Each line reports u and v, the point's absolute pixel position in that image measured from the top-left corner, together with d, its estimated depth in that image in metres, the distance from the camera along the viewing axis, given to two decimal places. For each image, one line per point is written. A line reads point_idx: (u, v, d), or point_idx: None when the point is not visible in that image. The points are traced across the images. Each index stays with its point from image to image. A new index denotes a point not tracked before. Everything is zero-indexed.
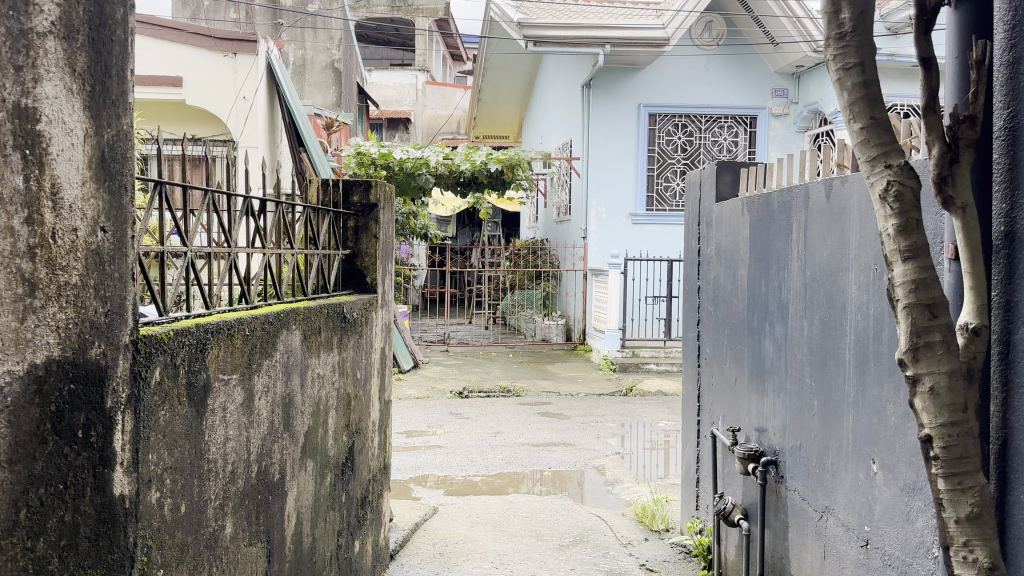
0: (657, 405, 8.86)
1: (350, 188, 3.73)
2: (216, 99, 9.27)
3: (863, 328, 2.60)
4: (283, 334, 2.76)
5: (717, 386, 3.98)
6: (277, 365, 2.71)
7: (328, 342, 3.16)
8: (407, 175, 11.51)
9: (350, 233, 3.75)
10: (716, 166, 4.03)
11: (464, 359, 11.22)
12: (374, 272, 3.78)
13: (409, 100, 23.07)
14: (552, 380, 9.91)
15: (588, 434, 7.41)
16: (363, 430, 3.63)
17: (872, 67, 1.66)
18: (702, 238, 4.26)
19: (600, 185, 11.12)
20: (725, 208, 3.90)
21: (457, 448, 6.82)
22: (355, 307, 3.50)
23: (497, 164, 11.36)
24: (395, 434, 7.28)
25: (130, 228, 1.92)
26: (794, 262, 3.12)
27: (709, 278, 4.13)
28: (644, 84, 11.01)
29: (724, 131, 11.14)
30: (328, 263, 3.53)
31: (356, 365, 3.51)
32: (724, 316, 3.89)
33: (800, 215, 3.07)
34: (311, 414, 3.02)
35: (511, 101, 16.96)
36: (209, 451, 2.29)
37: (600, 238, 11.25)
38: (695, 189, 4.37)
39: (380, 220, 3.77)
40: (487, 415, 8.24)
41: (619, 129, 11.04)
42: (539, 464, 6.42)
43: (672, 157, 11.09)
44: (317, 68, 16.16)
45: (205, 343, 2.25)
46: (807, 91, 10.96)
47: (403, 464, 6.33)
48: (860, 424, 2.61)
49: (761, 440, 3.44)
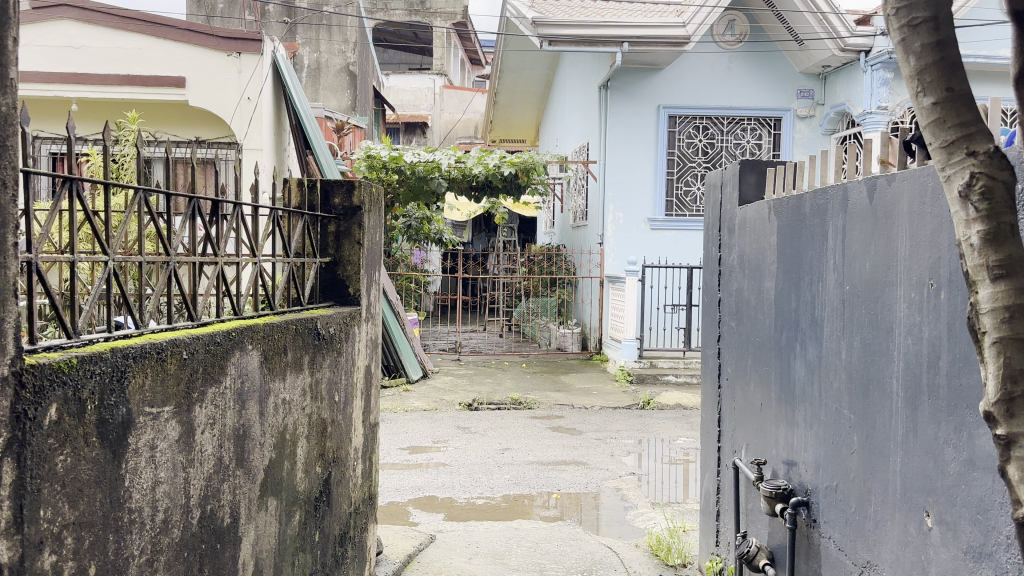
0: (676, 420, 8.42)
1: (330, 190, 3.38)
2: (219, 100, 8.94)
3: (915, 355, 2.18)
4: (236, 356, 2.39)
5: (740, 411, 3.56)
6: (227, 392, 2.35)
7: (296, 363, 2.79)
8: (418, 180, 11.16)
9: (330, 240, 3.39)
10: (739, 165, 3.63)
11: (476, 368, 10.83)
12: (357, 282, 3.39)
13: (427, 104, 22.79)
14: (566, 392, 9.50)
15: (601, 452, 6.99)
16: (343, 458, 3.26)
17: (948, 24, 1.30)
18: (723, 245, 3.85)
19: (618, 189, 10.71)
20: (749, 210, 3.50)
21: (462, 466, 6.43)
22: (334, 321, 3.13)
23: (511, 168, 11.00)
24: (397, 450, 6.90)
25: (10, 234, 1.57)
26: (829, 274, 2.70)
27: (730, 289, 3.73)
28: (663, 85, 10.60)
29: (746, 133, 10.71)
30: (302, 272, 3.16)
31: (333, 387, 3.14)
32: (747, 331, 3.48)
33: (836, 221, 2.67)
34: (274, 445, 2.66)
35: (529, 104, 16.59)
36: (131, 498, 1.92)
37: (617, 245, 10.83)
38: (715, 191, 3.97)
39: (364, 224, 3.40)
40: (496, 430, 7.84)
41: (638, 131, 10.63)
42: (547, 484, 6.01)
43: (692, 160, 10.68)
44: (331, 71, 15.88)
45: (124, 370, 1.89)
46: (834, 91, 10.50)
47: (403, 484, 5.94)
48: (911, 468, 2.20)
49: (791, 476, 3.03)
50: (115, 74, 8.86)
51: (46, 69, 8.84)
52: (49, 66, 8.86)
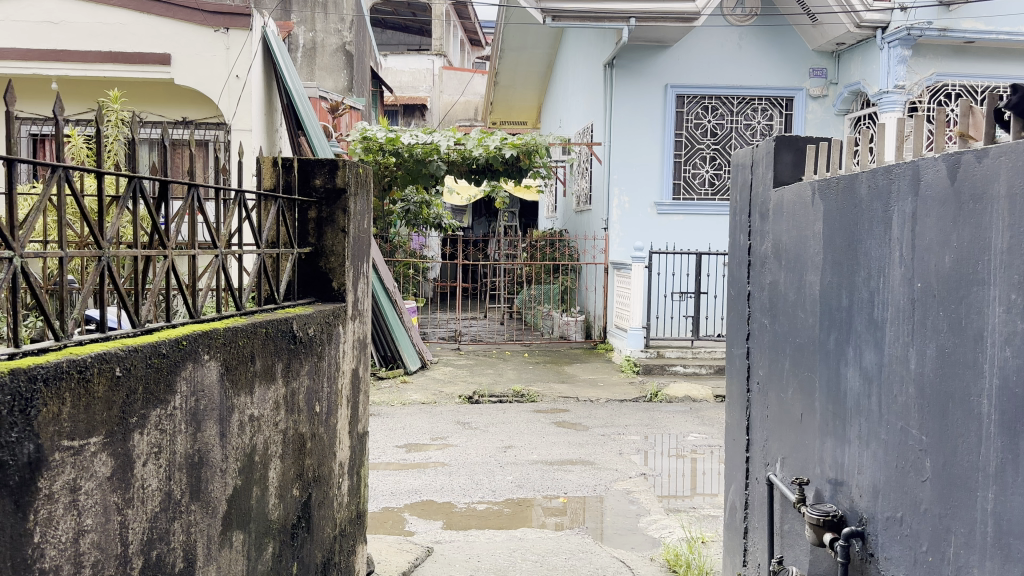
0: (685, 414, 8.03)
1: (310, 169, 2.96)
2: (206, 79, 8.47)
3: (1014, 369, 1.78)
4: (188, 368, 1.99)
5: (776, 420, 3.17)
6: (177, 412, 1.95)
7: (267, 373, 2.39)
8: (417, 162, 10.73)
9: (310, 227, 2.97)
10: (773, 141, 3.23)
11: (476, 358, 10.43)
12: (342, 275, 2.98)
13: (426, 86, 22.27)
14: (570, 383, 9.11)
15: (609, 450, 6.60)
16: (324, 477, 2.85)
17: None
18: (753, 232, 3.44)
19: (623, 172, 10.28)
20: (787, 193, 3.09)
21: (462, 466, 6.03)
22: (315, 321, 2.72)
23: (513, 150, 10.56)
24: (393, 449, 6.52)
25: None
26: (894, 268, 2.30)
27: (762, 282, 3.33)
28: (671, 63, 10.14)
29: (757, 114, 10.25)
30: (277, 263, 2.76)
31: (313, 398, 2.73)
32: (784, 330, 3.09)
33: (904, 207, 2.26)
34: (239, 471, 2.26)
35: (530, 84, 16.13)
36: (44, 558, 1.52)
37: (622, 230, 10.40)
38: (744, 172, 3.56)
39: (349, 209, 2.98)
40: (497, 425, 7.44)
41: (644, 110, 10.18)
42: (553, 487, 5.61)
43: (700, 142, 10.22)
44: (327, 51, 15.38)
45: (32, 396, 1.49)
46: (847, 70, 10.01)
47: (399, 487, 5.54)
48: (1007, 507, 1.79)
49: (839, 499, 2.64)
50: (96, 50, 8.40)
51: (25, 45, 8.39)
52: (28, 43, 8.40)
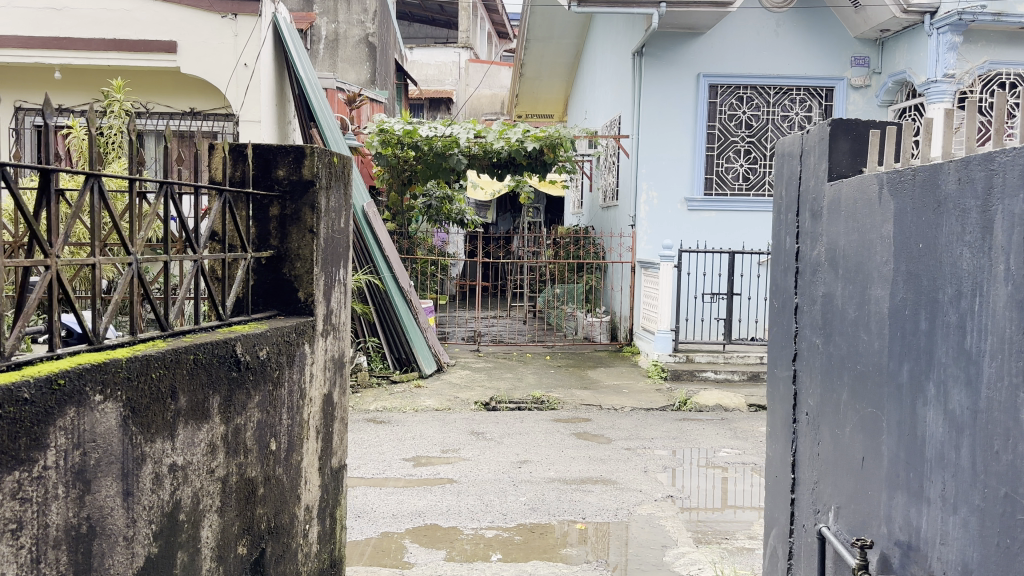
0: (716, 425, 7.48)
1: (273, 158, 2.50)
2: (213, 68, 8.05)
3: None
4: (66, 414, 1.52)
5: (830, 460, 2.64)
6: (48, 472, 1.47)
7: (196, 411, 1.93)
8: (436, 156, 10.27)
9: (271, 226, 2.50)
10: (828, 125, 2.70)
11: (496, 361, 9.93)
12: (309, 284, 2.49)
13: (452, 79, 21.86)
14: (594, 389, 8.59)
15: (632, 467, 6.07)
16: (284, 528, 2.38)
17: None
18: (802, 233, 2.90)
19: (652, 165, 9.69)
20: (847, 188, 2.56)
21: (471, 485, 5.54)
22: (269, 342, 2.25)
23: (536, 143, 10.02)
24: (399, 463, 6.04)
25: None
26: (996, 286, 1.77)
27: (811, 294, 2.80)
28: (704, 50, 9.53)
29: (795, 105, 9.62)
30: (225, 268, 2.29)
31: (266, 434, 2.26)
32: (841, 353, 2.56)
33: (1012, 205, 1.73)
34: (155, 535, 1.79)
35: (556, 76, 15.60)
36: None
37: (650, 227, 9.82)
38: (790, 162, 3.03)
39: (319, 205, 2.50)
40: (514, 436, 6.94)
41: (675, 102, 9.60)
42: (570, 510, 5.09)
43: (735, 134, 9.62)
44: (349, 43, 14.95)
45: None
46: (892, 58, 9.34)
47: (402, 508, 5.05)
48: None
49: (911, 570, 2.11)
50: (100, 38, 8.00)
51: (27, 33, 8.04)
52: (29, 30, 8.05)
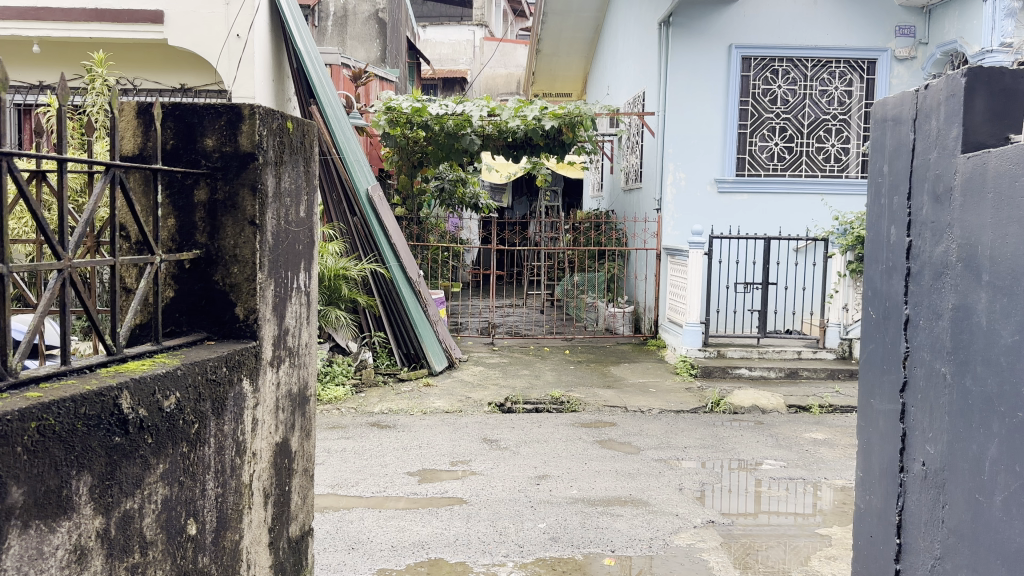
0: (754, 431, 6.74)
1: (196, 122, 1.81)
2: (203, 40, 7.30)
3: None
4: None
5: (963, 534, 1.94)
6: None
7: (45, 505, 1.25)
8: (448, 136, 9.51)
9: (197, 217, 1.81)
10: (961, 76, 1.98)
11: (511, 356, 9.23)
12: (250, 298, 1.81)
13: (466, 58, 21.29)
14: (618, 388, 7.86)
15: (665, 484, 5.37)
16: None
17: None
18: (919, 221, 2.17)
19: (680, 144, 8.77)
20: (997, 160, 1.84)
21: (484, 507, 4.86)
22: (180, 384, 1.57)
23: (554, 120, 9.23)
24: (403, 478, 5.37)
25: None
26: None
27: (933, 306, 2.09)
28: (736, 18, 8.60)
29: (834, 79, 8.70)
30: (118, 276, 1.60)
31: (179, 515, 1.58)
32: (986, 392, 1.85)
33: None
34: None
35: (574, 53, 14.84)
36: None
37: (677, 212, 8.92)
38: (899, 127, 2.29)
39: (262, 187, 1.80)
40: (531, 445, 6.25)
41: (705, 76, 8.69)
42: (597, 541, 4.40)
43: (770, 111, 8.71)
44: (359, 19, 14.18)
45: None
46: (941, 27, 8.44)
47: (401, 538, 4.36)
48: None
49: None
50: (80, 7, 7.32)
51: None
52: None
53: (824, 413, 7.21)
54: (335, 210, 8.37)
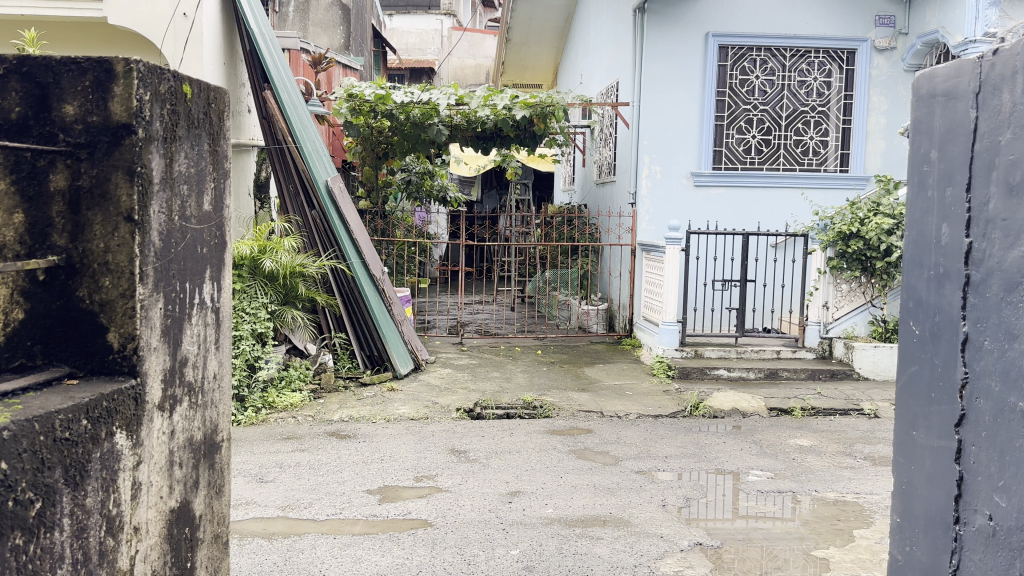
0: (737, 438, 6.36)
1: (53, 85, 1.34)
2: (147, 18, 6.65)
3: None
4: None
5: None
6: None
7: None
8: (414, 126, 8.96)
9: (54, 211, 1.35)
10: None
11: (481, 357, 8.77)
12: (130, 325, 1.34)
13: (434, 48, 20.78)
14: (592, 391, 7.45)
15: (647, 500, 4.97)
16: None
17: None
18: (985, 220, 1.76)
19: (656, 136, 8.35)
20: None
21: (451, 531, 4.41)
22: (9, 450, 1.10)
23: (525, 110, 8.68)
24: (362, 497, 4.89)
25: None
26: None
27: (1004, 325, 1.69)
28: (713, 5, 8.19)
29: (813, 69, 8.35)
30: None
31: None
32: None
33: None
34: None
35: (545, 42, 14.39)
36: None
37: (653, 207, 8.49)
38: (952, 108, 1.88)
39: (144, 170, 1.34)
40: (502, 456, 5.80)
41: (681, 65, 8.28)
42: (575, 569, 3.97)
43: (748, 102, 8.32)
44: (321, 4, 13.50)
45: None
46: (922, 14, 8.09)
47: (356, 571, 3.88)
48: None
49: None
50: None
51: None
52: None
53: (807, 417, 6.87)
54: (291, 203, 7.82)
